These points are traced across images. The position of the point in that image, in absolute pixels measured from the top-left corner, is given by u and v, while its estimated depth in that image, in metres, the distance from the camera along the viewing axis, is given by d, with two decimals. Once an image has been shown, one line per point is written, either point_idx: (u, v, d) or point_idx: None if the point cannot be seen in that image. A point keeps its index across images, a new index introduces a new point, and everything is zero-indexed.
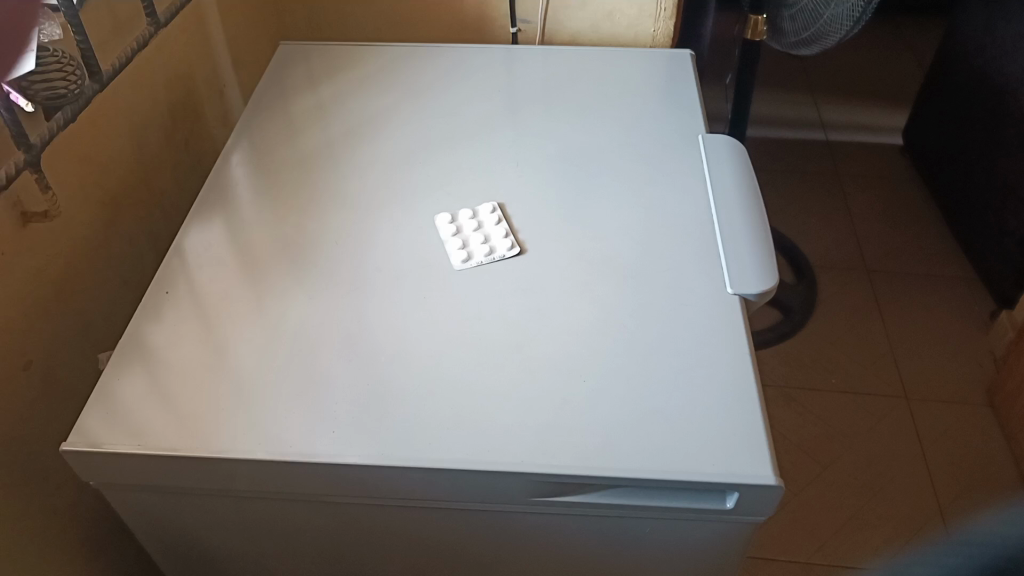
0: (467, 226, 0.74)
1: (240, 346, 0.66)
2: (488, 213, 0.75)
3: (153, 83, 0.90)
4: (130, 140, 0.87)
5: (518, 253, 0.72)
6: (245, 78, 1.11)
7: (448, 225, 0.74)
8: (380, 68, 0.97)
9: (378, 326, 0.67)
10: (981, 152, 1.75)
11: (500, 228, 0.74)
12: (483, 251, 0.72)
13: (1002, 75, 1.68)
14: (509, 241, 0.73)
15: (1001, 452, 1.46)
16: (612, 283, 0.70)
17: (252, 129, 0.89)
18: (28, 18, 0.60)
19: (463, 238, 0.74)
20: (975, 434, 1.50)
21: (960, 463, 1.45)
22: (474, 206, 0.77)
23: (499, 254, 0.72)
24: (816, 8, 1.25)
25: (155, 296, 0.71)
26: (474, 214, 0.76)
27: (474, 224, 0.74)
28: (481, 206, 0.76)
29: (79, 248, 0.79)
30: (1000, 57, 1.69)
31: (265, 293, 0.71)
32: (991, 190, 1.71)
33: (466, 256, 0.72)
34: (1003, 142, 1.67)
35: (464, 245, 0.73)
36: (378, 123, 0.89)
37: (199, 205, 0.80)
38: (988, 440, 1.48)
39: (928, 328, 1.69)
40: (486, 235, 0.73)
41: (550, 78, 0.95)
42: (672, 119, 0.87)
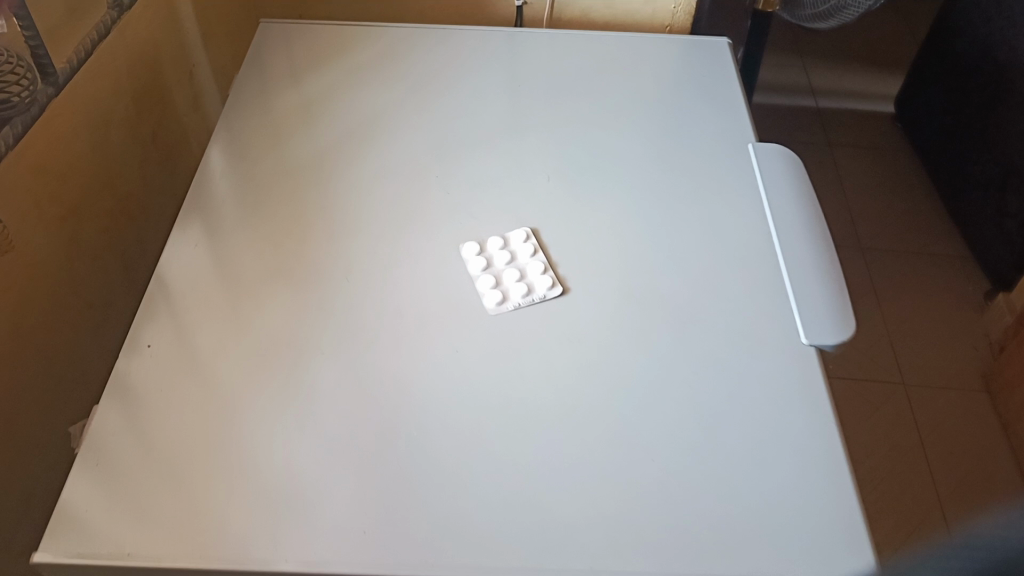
0: (500, 260, 0.65)
1: (248, 418, 0.56)
2: (522, 241, 0.66)
3: (114, 70, 0.77)
4: (91, 141, 0.74)
5: (561, 293, 0.63)
6: (216, 54, 0.98)
7: (478, 257, 0.65)
8: (377, 53, 0.85)
9: (407, 386, 0.57)
10: (982, 127, 1.69)
11: (536, 261, 0.65)
12: (521, 290, 0.63)
13: (1009, 48, 1.61)
14: (548, 278, 0.64)
15: (998, 441, 1.45)
16: (672, 329, 0.61)
17: (236, 128, 0.77)
18: None
19: (495, 274, 0.64)
20: (973, 423, 1.48)
21: (959, 453, 1.43)
22: (504, 232, 0.68)
23: (539, 294, 0.63)
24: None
25: (136, 350, 0.60)
26: (505, 244, 0.66)
27: (507, 256, 0.65)
28: (513, 233, 0.67)
29: (38, 278, 0.68)
30: (1009, 34, 1.60)
31: (268, 345, 0.61)
32: (993, 168, 1.65)
33: (501, 296, 0.63)
34: (1006, 119, 1.61)
35: (497, 283, 0.64)
36: (382, 123, 0.77)
37: (179, 227, 0.68)
38: (986, 430, 1.46)
39: (923, 309, 1.66)
40: (521, 270, 0.64)
41: (573, 67, 0.84)
42: (715, 123, 0.78)
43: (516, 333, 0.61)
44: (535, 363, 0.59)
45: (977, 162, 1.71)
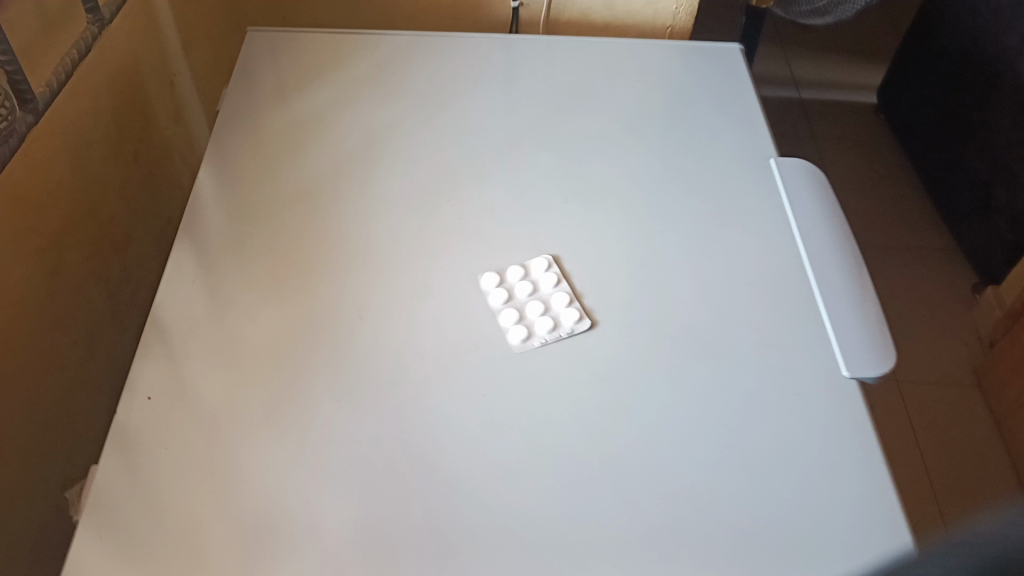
0: (521, 291, 0.61)
1: (261, 477, 0.52)
2: (544, 271, 0.63)
3: (93, 86, 0.71)
4: (70, 164, 0.69)
5: (589, 327, 0.60)
6: (197, 61, 0.92)
7: (499, 290, 0.61)
8: (375, 66, 0.80)
9: (433, 440, 0.54)
10: (969, 123, 1.68)
11: (560, 292, 0.61)
12: (547, 324, 0.59)
13: (997, 46, 1.59)
14: (575, 310, 0.60)
15: (992, 438, 1.44)
16: (708, 365, 0.58)
17: (229, 150, 0.72)
18: None
19: (518, 308, 0.61)
20: (965, 419, 1.47)
21: (953, 450, 1.42)
22: (524, 261, 0.64)
23: (566, 329, 0.60)
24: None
25: (134, 403, 0.55)
26: (525, 273, 0.63)
27: (529, 288, 0.62)
28: (534, 262, 0.63)
29: (17, 317, 0.62)
30: (996, 27, 1.59)
31: (278, 391, 0.56)
32: (981, 163, 1.64)
33: (526, 332, 0.59)
34: (994, 114, 1.60)
35: (521, 317, 0.60)
36: (385, 143, 0.73)
37: (174, 263, 0.63)
38: (979, 426, 1.46)
39: (913, 304, 1.65)
40: (546, 303, 0.61)
41: (582, 76, 0.80)
42: (734, 136, 0.75)
43: (545, 375, 0.57)
44: (567, 409, 0.56)
45: (965, 157, 1.69)
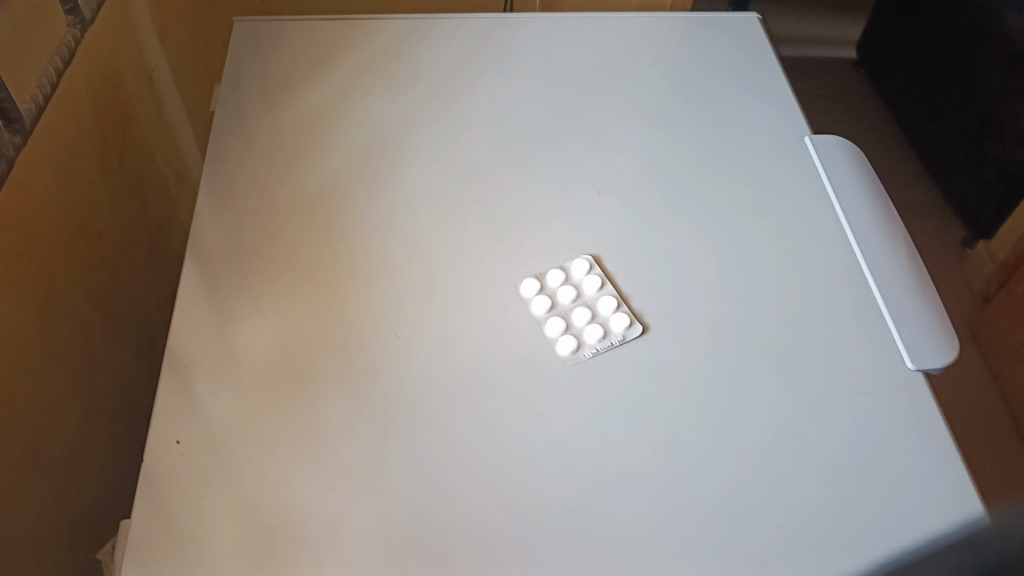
0: (566, 297, 0.58)
1: (311, 521, 0.48)
2: (586, 275, 0.59)
3: (73, 95, 0.65)
4: (56, 183, 0.63)
5: (640, 333, 0.57)
6: (175, 54, 0.85)
7: (543, 299, 0.58)
8: (377, 55, 0.75)
9: (492, 470, 0.50)
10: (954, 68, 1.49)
11: (607, 297, 0.58)
12: (599, 333, 0.56)
13: None
14: (625, 315, 0.57)
15: (1000, 405, 1.28)
16: (768, 367, 0.56)
17: (230, 157, 0.67)
18: None
19: (563, 315, 0.57)
20: (981, 383, 1.31)
21: (967, 416, 1.27)
22: (564, 264, 0.60)
23: (617, 337, 0.57)
24: None
25: (162, 449, 0.51)
26: (567, 278, 0.59)
27: (573, 295, 0.58)
28: (576, 266, 0.59)
29: (17, 356, 0.57)
30: None
31: (319, 423, 0.52)
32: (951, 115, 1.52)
33: (576, 343, 0.56)
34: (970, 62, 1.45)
35: (568, 326, 0.57)
36: (399, 140, 0.68)
37: (188, 288, 0.58)
38: (986, 392, 1.30)
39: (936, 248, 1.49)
40: (593, 309, 0.58)
41: (598, 56, 0.76)
42: (764, 115, 0.71)
43: (600, 390, 0.54)
44: (630, 426, 0.53)
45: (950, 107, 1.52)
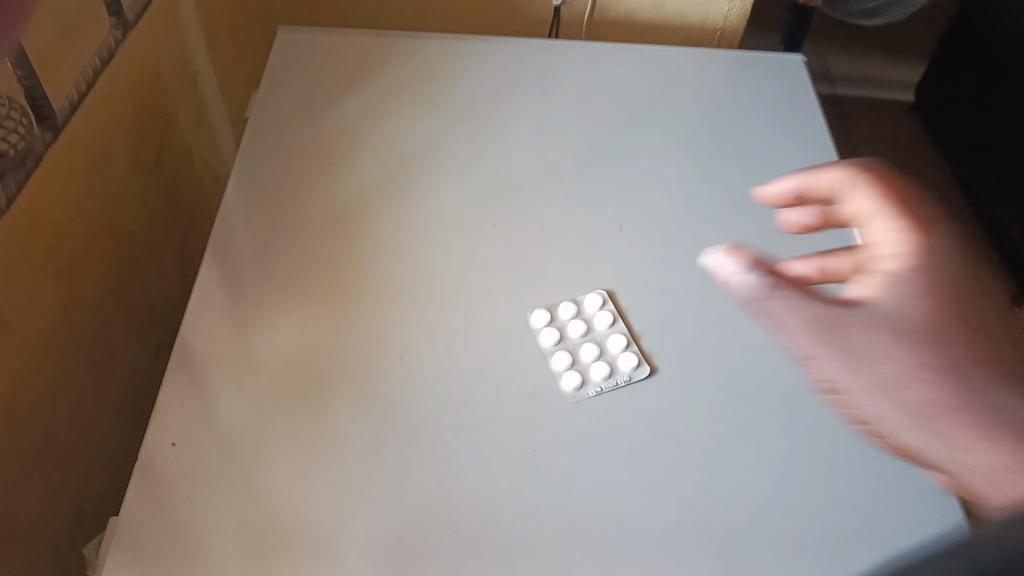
0: (575, 332, 0.57)
1: (299, 535, 0.48)
2: (597, 311, 0.58)
3: (114, 93, 0.67)
4: (89, 179, 0.64)
5: (647, 374, 0.56)
6: (221, 58, 0.87)
7: (550, 331, 0.57)
8: (415, 73, 0.76)
9: (484, 500, 0.50)
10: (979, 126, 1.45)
11: (618, 334, 0.57)
12: (606, 372, 0.55)
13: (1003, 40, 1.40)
14: (635, 357, 0.56)
15: None
16: (778, 421, 0.54)
17: (259, 164, 0.67)
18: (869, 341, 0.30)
19: (570, 349, 0.57)
20: None
21: None
22: (577, 298, 0.60)
23: (623, 376, 0.55)
24: None
25: (160, 451, 0.51)
26: (578, 311, 0.59)
27: (582, 330, 0.57)
28: (588, 300, 0.59)
29: (33, 346, 0.58)
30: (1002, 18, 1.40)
31: (319, 435, 0.52)
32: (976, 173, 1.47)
33: (579, 379, 0.55)
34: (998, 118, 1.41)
35: (574, 360, 0.56)
36: (428, 159, 0.69)
37: (205, 291, 0.59)
38: None
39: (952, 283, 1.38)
40: (601, 346, 0.57)
41: (636, 88, 0.75)
42: (800, 160, 0.70)
43: (603, 430, 0.53)
44: (629, 469, 0.51)
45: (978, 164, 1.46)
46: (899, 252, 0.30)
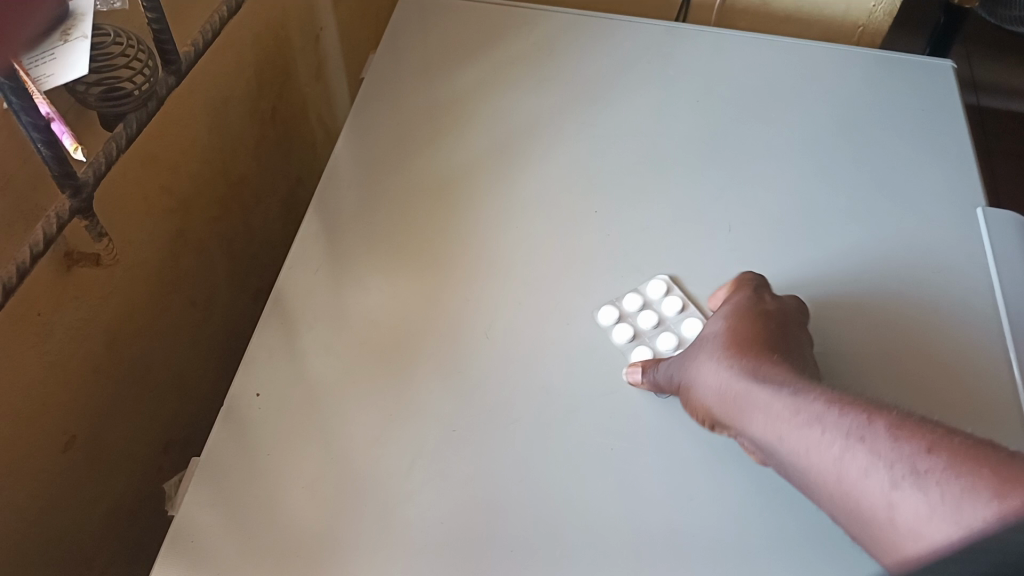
0: (648, 325, 0.56)
1: (364, 501, 0.48)
2: (664, 298, 0.57)
3: (239, 42, 0.68)
4: (207, 124, 0.66)
5: None
6: (346, 17, 0.87)
7: (622, 325, 0.55)
8: (535, 46, 0.74)
9: (553, 492, 0.48)
10: None
11: (692, 319, 0.56)
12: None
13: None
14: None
15: None
16: None
17: (369, 125, 0.67)
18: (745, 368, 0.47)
19: (648, 343, 0.55)
20: None
21: None
22: (640, 284, 0.58)
23: None
24: None
25: (243, 400, 0.52)
26: (645, 301, 0.57)
27: (656, 320, 0.56)
28: (652, 287, 0.57)
29: (138, 280, 0.60)
30: None
31: (395, 404, 0.52)
32: None
33: None
34: None
35: (655, 354, 0.55)
36: (537, 136, 0.67)
37: (304, 247, 0.59)
38: None
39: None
40: (679, 336, 0.56)
41: (764, 81, 0.71)
42: (936, 175, 0.64)
43: (685, 439, 0.51)
44: (709, 484, 0.49)
45: None
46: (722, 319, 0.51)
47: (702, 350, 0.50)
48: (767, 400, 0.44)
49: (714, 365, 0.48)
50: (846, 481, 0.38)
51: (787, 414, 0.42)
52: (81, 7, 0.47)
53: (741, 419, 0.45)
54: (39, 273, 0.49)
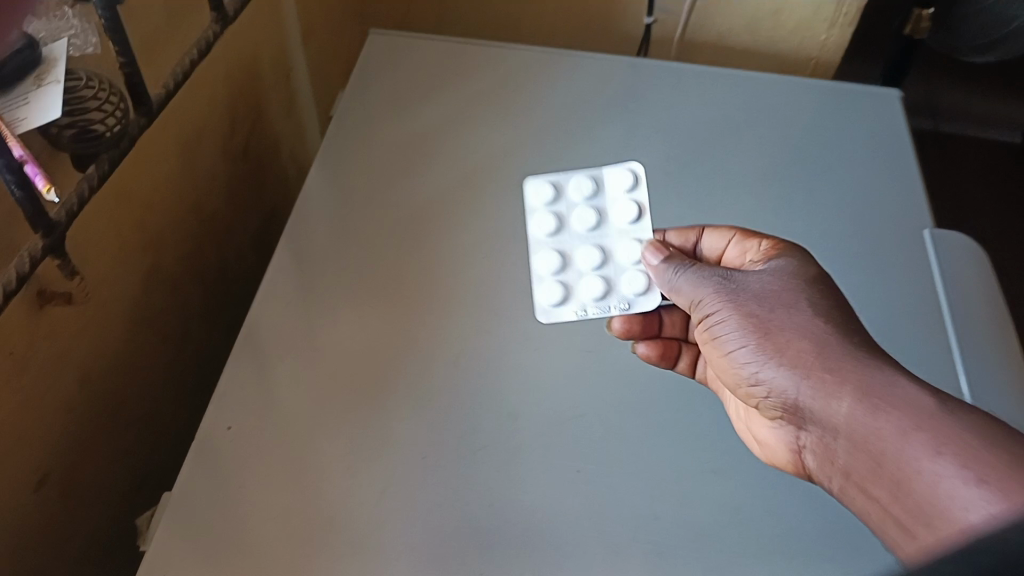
0: (577, 224, 0.56)
1: (335, 529, 0.49)
2: (613, 203, 0.57)
3: (210, 83, 0.69)
4: (178, 162, 0.67)
5: (648, 295, 0.54)
6: (316, 54, 0.90)
7: (549, 217, 0.57)
8: (500, 81, 0.76)
9: (523, 514, 0.50)
10: None
11: (629, 243, 0.55)
12: (599, 278, 0.55)
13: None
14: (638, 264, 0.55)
15: None
16: None
17: (338, 161, 0.69)
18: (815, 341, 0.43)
19: (569, 247, 0.56)
20: None
21: None
22: (598, 179, 0.58)
23: (618, 295, 0.54)
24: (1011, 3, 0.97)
25: (215, 432, 0.53)
26: (592, 203, 0.57)
27: (589, 222, 0.56)
28: (609, 186, 0.57)
29: (110, 317, 0.61)
30: None
31: (364, 433, 0.53)
32: None
33: (562, 292, 0.55)
34: None
35: (568, 263, 0.56)
36: (502, 167, 0.69)
37: (274, 281, 0.61)
38: None
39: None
40: (607, 251, 0.56)
41: (720, 111, 0.74)
42: (882, 199, 0.67)
43: (645, 460, 0.52)
44: (670, 504, 0.50)
45: None
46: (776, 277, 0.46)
47: (778, 314, 0.45)
48: (864, 387, 0.39)
49: (789, 330, 0.43)
50: (902, 461, 0.36)
51: (868, 391, 0.39)
52: (56, 52, 0.49)
53: (818, 401, 0.41)
54: (13, 312, 0.50)
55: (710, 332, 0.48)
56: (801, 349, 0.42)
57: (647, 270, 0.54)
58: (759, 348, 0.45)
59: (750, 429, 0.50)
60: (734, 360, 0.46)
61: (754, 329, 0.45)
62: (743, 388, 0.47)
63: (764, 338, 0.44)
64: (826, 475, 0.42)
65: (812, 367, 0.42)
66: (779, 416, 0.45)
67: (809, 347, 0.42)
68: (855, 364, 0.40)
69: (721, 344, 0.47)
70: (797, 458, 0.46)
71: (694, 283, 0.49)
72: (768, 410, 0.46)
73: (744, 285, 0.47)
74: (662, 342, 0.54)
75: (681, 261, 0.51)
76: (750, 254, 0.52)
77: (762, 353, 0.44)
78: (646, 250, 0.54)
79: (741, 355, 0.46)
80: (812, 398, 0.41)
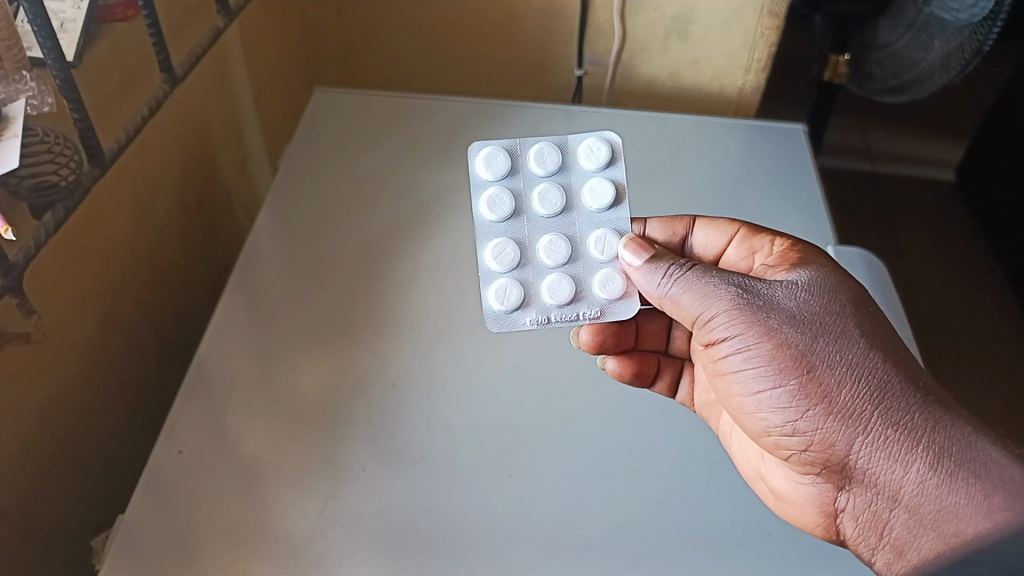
0: (538, 210, 0.57)
1: (283, 539, 0.52)
2: (581, 182, 0.57)
3: (164, 141, 0.74)
4: (136, 214, 0.71)
5: (619, 298, 0.55)
6: (268, 114, 0.95)
7: (507, 200, 0.56)
8: (440, 128, 0.82)
9: (460, 517, 0.53)
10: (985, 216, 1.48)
11: (600, 233, 0.56)
12: (561, 276, 0.55)
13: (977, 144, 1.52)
14: (608, 258, 0.55)
15: None
16: (728, 468, 0.57)
17: (286, 206, 0.74)
18: (858, 397, 0.46)
19: (526, 235, 0.57)
20: None
21: None
22: (566, 154, 0.58)
23: (584, 299, 0.55)
24: (910, 53, 1.04)
25: (167, 456, 0.56)
26: (554, 183, 0.57)
27: (554, 206, 0.56)
28: (578, 161, 0.58)
29: (70, 359, 0.64)
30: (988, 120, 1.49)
31: (311, 451, 0.56)
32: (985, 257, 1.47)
33: (518, 292, 0.55)
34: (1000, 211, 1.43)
35: (525, 258, 0.56)
36: (440, 206, 0.74)
37: (226, 317, 0.65)
38: None
39: (962, 359, 1.32)
40: (572, 241, 0.56)
41: (641, 151, 0.81)
42: (786, 227, 0.74)
43: (572, 463, 0.57)
44: (594, 503, 0.55)
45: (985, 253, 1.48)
46: (804, 308, 0.49)
47: (820, 348, 0.47)
48: (930, 455, 0.45)
49: (838, 378, 0.47)
50: (958, 523, 0.43)
51: (938, 466, 0.44)
52: (15, 111, 0.55)
53: (878, 458, 0.46)
54: None
55: (733, 363, 0.50)
56: (858, 406, 0.46)
57: (626, 267, 0.54)
58: (801, 389, 0.47)
59: (763, 478, 0.54)
60: (767, 402, 0.49)
61: (792, 363, 0.47)
62: (770, 437, 0.50)
63: (807, 377, 0.47)
64: (865, 544, 0.48)
65: (867, 421, 0.46)
66: (811, 466, 0.49)
67: (863, 404, 0.46)
68: (910, 428, 0.45)
69: (748, 382, 0.50)
70: (813, 508, 0.51)
71: (708, 302, 0.50)
72: (801, 462, 0.50)
73: (772, 302, 0.49)
74: (637, 360, 0.59)
75: (662, 262, 0.53)
76: (759, 254, 0.57)
77: (804, 394, 0.47)
78: (626, 248, 0.54)
79: (777, 396, 0.48)
80: (870, 456, 0.46)
